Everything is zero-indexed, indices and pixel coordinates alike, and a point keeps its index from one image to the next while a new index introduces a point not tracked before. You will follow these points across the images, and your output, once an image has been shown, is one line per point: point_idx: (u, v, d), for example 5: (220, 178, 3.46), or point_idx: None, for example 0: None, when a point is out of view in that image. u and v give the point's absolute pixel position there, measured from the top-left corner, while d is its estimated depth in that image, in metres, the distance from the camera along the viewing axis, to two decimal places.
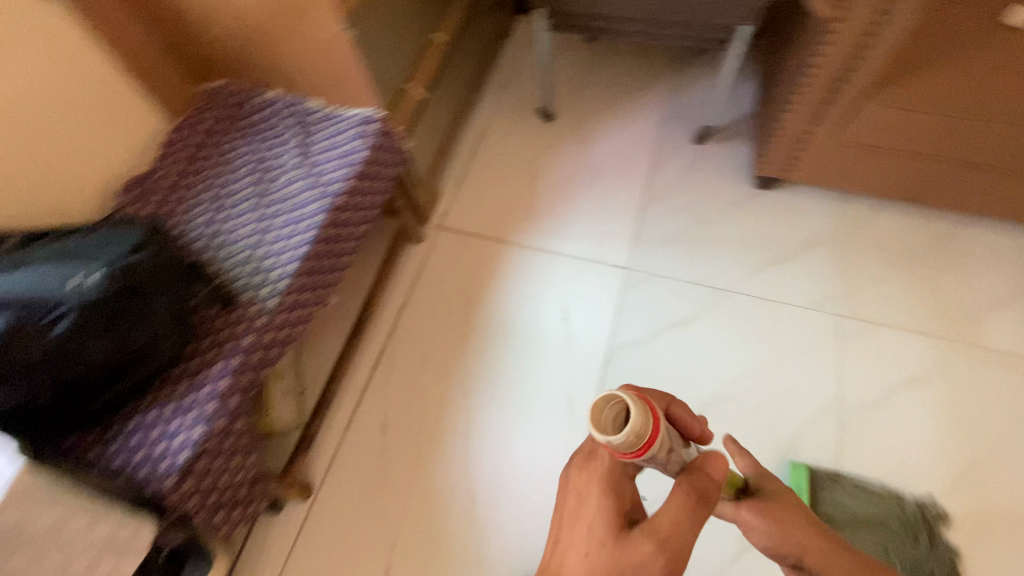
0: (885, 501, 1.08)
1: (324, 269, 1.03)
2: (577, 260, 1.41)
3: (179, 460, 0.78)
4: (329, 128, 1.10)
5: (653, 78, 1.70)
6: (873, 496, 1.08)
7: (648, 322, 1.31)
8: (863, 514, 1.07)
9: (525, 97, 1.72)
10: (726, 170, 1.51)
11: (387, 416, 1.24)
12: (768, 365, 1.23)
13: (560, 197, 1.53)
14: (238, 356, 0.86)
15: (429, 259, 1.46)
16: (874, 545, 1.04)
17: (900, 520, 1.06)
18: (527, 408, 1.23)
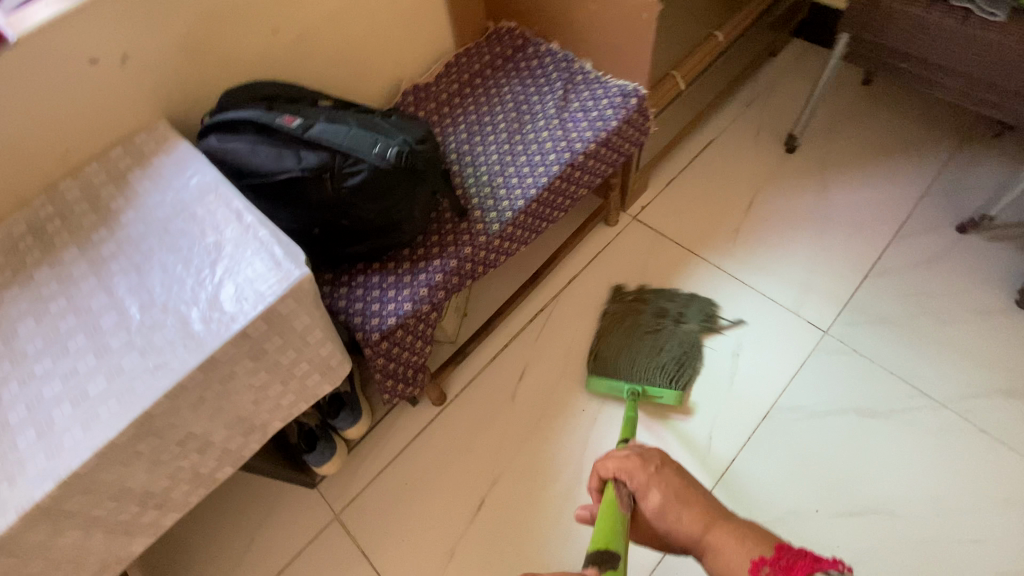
0: (647, 349, 1.26)
1: (542, 216, 1.08)
2: (767, 300, 1.31)
3: (384, 324, 0.89)
4: (591, 91, 1.15)
5: (924, 148, 1.50)
6: (626, 331, 1.30)
7: (827, 394, 1.17)
8: (623, 336, 1.29)
9: (771, 122, 1.61)
10: (982, 273, 1.29)
11: (527, 368, 1.30)
12: (955, 500, 1.05)
13: (771, 233, 1.42)
14: (454, 261, 0.95)
15: (614, 244, 1.46)
16: (690, 338, 1.27)
17: (692, 307, 1.32)
18: (662, 422, 1.19)
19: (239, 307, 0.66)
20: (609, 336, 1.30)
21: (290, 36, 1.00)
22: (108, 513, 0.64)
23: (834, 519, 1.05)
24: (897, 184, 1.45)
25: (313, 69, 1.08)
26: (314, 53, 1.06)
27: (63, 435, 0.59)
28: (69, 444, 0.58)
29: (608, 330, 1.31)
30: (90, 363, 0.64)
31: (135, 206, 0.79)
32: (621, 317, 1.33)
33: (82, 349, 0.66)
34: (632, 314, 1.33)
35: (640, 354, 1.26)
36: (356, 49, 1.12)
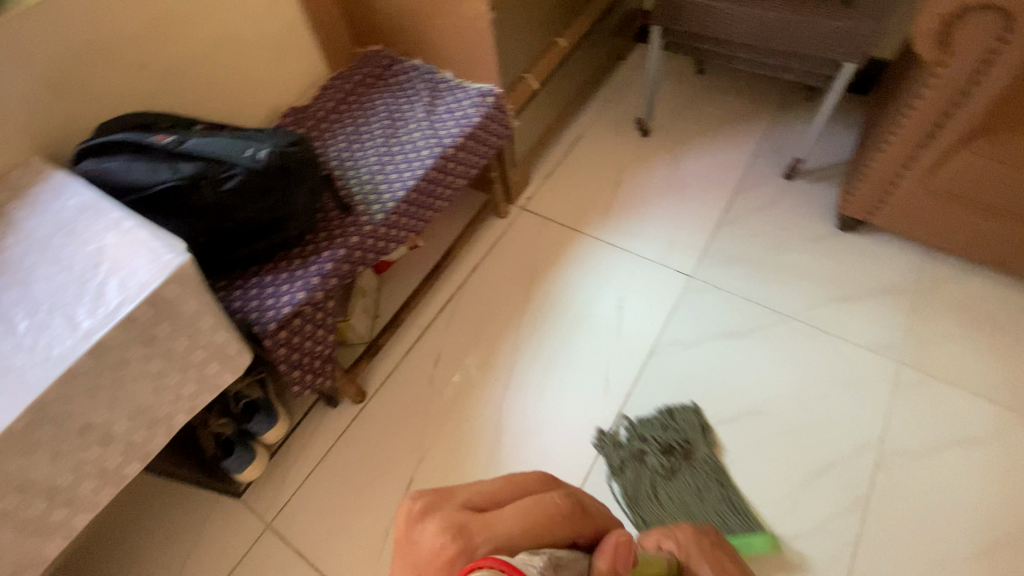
0: (648, 470, 1.17)
1: (424, 205, 1.20)
2: (642, 259, 1.49)
3: (281, 312, 0.96)
4: (454, 94, 1.30)
5: (752, 117, 1.78)
6: (648, 490, 1.15)
7: (700, 326, 1.35)
8: (680, 509, 1.12)
9: (628, 113, 1.84)
10: (809, 208, 1.54)
11: (441, 353, 1.39)
12: (810, 392, 1.23)
13: (640, 203, 1.62)
14: (343, 250, 1.05)
15: (507, 233, 1.60)
16: (685, 451, 1.18)
17: (687, 425, 1.20)
18: (566, 376, 1.32)
19: (123, 298, 0.71)
20: (642, 496, 1.14)
21: (159, 70, 1.08)
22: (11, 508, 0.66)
23: (718, 428, 1.20)
24: (735, 149, 1.71)
25: (189, 100, 1.16)
26: (186, 85, 1.14)
27: None
28: None
29: (630, 494, 1.14)
30: None
31: (15, 232, 0.83)
32: (621, 471, 1.17)
33: None
34: (627, 457, 1.18)
35: (675, 500, 1.13)
36: (229, 80, 1.21)
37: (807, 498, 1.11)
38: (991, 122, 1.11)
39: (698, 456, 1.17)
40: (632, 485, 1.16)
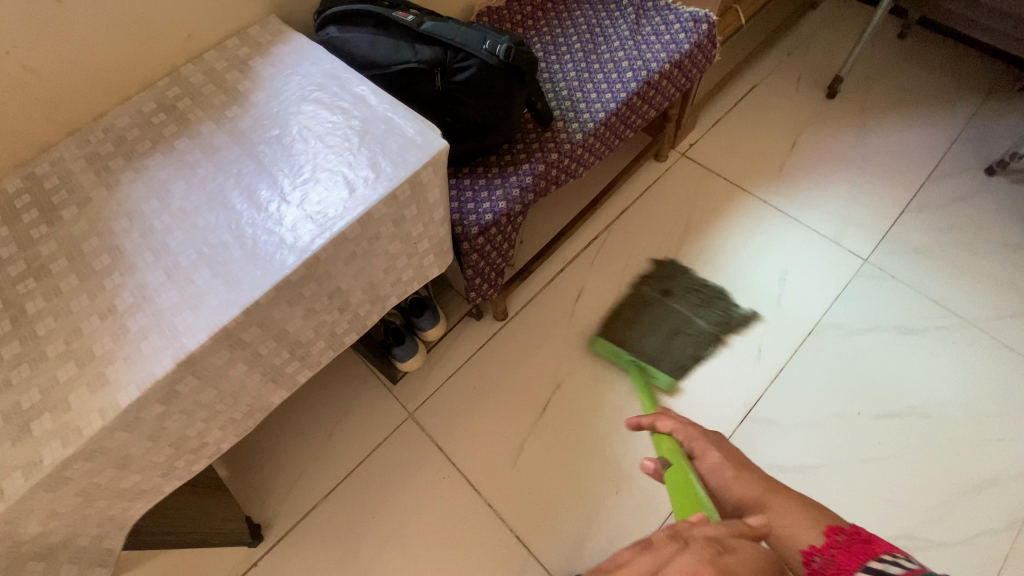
0: None
1: (616, 133, 1.14)
2: (811, 232, 1.39)
3: (483, 218, 0.95)
4: (663, 16, 1.19)
5: (956, 97, 1.58)
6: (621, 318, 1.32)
7: (868, 315, 1.27)
8: (615, 317, 1.33)
9: (811, 71, 1.67)
10: (1009, 210, 1.39)
11: (584, 289, 1.37)
12: (983, 406, 1.15)
13: (814, 172, 1.50)
14: (543, 165, 1.01)
15: (663, 178, 1.52)
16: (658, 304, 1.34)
17: (664, 275, 1.37)
18: (714, 337, 1.27)
19: (384, 180, 0.70)
20: (622, 324, 1.31)
21: None
22: (268, 353, 0.70)
23: (875, 420, 1.15)
24: (932, 129, 1.53)
25: None
26: None
27: (237, 276, 0.65)
28: (248, 281, 0.64)
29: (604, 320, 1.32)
30: (251, 217, 0.70)
31: (264, 87, 0.84)
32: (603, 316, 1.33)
33: (240, 206, 0.71)
34: (613, 315, 1.33)
35: (634, 329, 1.31)
36: None
37: (962, 509, 1.06)
38: None
39: (850, 443, 1.13)
40: (774, 458, 1.12)
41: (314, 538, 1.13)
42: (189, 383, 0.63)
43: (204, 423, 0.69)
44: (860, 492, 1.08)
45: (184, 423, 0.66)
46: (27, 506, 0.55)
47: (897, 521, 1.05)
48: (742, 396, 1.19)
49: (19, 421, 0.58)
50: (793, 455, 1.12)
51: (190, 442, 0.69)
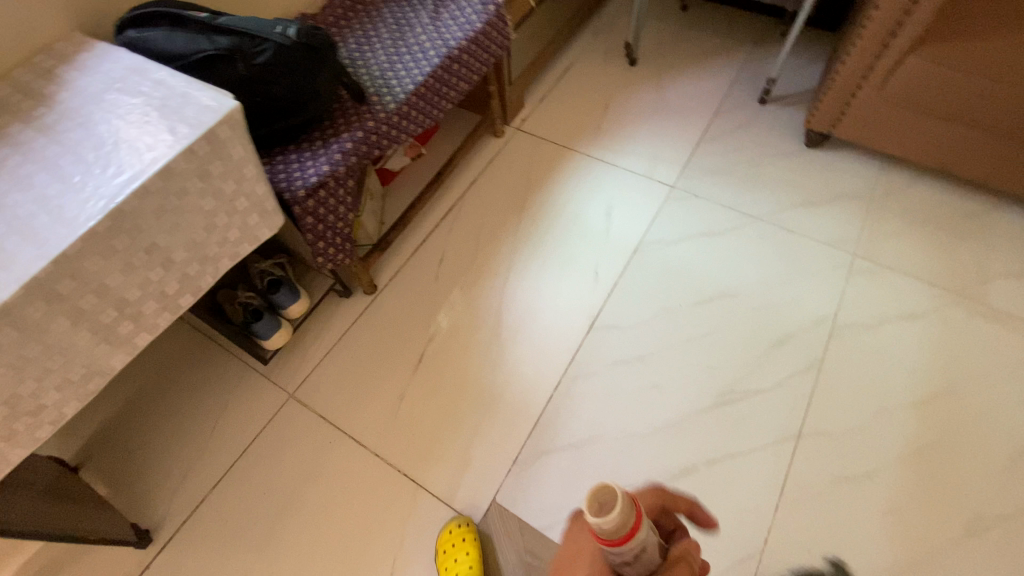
0: None
1: (431, 103, 1.30)
2: (629, 172, 1.62)
3: (307, 181, 1.06)
4: (458, 4, 1.39)
5: (730, 50, 1.90)
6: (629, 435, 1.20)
7: (681, 229, 1.49)
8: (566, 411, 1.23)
9: (615, 46, 1.95)
10: (779, 129, 1.68)
11: (444, 255, 1.51)
12: (776, 280, 1.39)
13: (627, 125, 1.74)
14: (361, 132, 1.15)
15: (502, 151, 1.71)
16: (518, 358, 1.31)
17: (590, 391, 1.25)
18: (559, 270, 1.44)
19: (180, 139, 0.80)
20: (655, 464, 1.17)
21: None
22: (93, 309, 0.77)
23: (694, 309, 1.35)
24: (714, 78, 1.83)
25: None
26: None
27: (44, 235, 0.71)
28: (53, 237, 0.71)
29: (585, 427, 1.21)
30: (57, 188, 0.77)
31: (69, 87, 0.91)
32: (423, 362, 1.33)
33: (46, 182, 0.78)
34: (539, 426, 1.22)
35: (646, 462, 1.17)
36: None
37: (770, 362, 1.27)
38: (933, 33, 1.26)
39: (677, 332, 1.32)
40: (617, 356, 1.29)
41: (207, 528, 1.15)
42: (6, 334, 0.68)
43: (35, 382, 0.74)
44: (689, 367, 1.27)
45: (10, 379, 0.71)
46: None
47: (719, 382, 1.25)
48: (587, 312, 1.36)
49: None
50: (632, 350, 1.30)
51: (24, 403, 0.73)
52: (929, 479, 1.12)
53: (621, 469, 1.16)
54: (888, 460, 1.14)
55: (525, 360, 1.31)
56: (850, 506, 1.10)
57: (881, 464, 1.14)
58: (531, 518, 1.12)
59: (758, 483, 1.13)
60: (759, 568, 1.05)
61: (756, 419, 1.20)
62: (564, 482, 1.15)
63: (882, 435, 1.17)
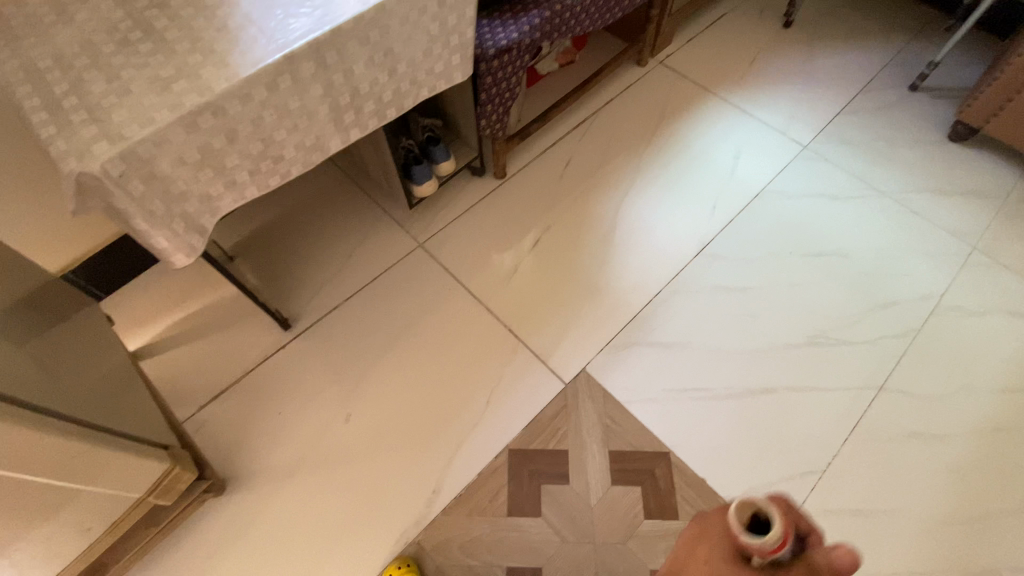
0: None
1: (605, 6, 1.38)
2: (763, 125, 1.67)
3: (497, 42, 1.16)
4: None
5: (890, 33, 1.87)
6: None
7: (804, 187, 1.54)
8: None
9: (773, 8, 1.94)
10: (924, 118, 1.67)
11: (572, 158, 1.59)
12: (889, 252, 1.43)
13: (768, 83, 1.77)
14: (547, 12, 1.23)
15: (642, 80, 1.76)
16: None
17: None
18: (679, 195, 1.52)
19: None
20: None
21: None
22: (338, 88, 0.90)
23: (802, 259, 1.42)
24: (867, 56, 1.82)
25: None
26: None
27: (322, 9, 0.85)
28: (330, 15, 0.84)
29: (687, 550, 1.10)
30: None
31: None
32: None
33: None
34: None
35: None
36: None
37: (866, 322, 1.33)
38: None
39: (782, 274, 1.39)
40: (722, 281, 1.38)
41: (334, 331, 1.32)
42: (286, 81, 0.82)
43: (285, 134, 0.88)
44: (786, 306, 1.35)
45: (274, 123, 0.85)
46: (168, 134, 0.74)
47: (791, 304, 1.35)
48: (699, 237, 1.44)
49: (160, 83, 0.77)
50: (736, 279, 1.38)
51: (272, 149, 0.88)
52: (995, 459, 1.18)
53: (708, 374, 1.26)
54: (955, 432, 1.21)
55: (632, 264, 1.40)
56: (916, 459, 1.18)
57: (949, 433, 1.21)
58: (616, 391, 1.24)
59: (832, 418, 1.22)
60: (818, 484, 1.15)
61: (840, 365, 1.28)
62: (654, 369, 1.26)
63: (958, 410, 1.23)
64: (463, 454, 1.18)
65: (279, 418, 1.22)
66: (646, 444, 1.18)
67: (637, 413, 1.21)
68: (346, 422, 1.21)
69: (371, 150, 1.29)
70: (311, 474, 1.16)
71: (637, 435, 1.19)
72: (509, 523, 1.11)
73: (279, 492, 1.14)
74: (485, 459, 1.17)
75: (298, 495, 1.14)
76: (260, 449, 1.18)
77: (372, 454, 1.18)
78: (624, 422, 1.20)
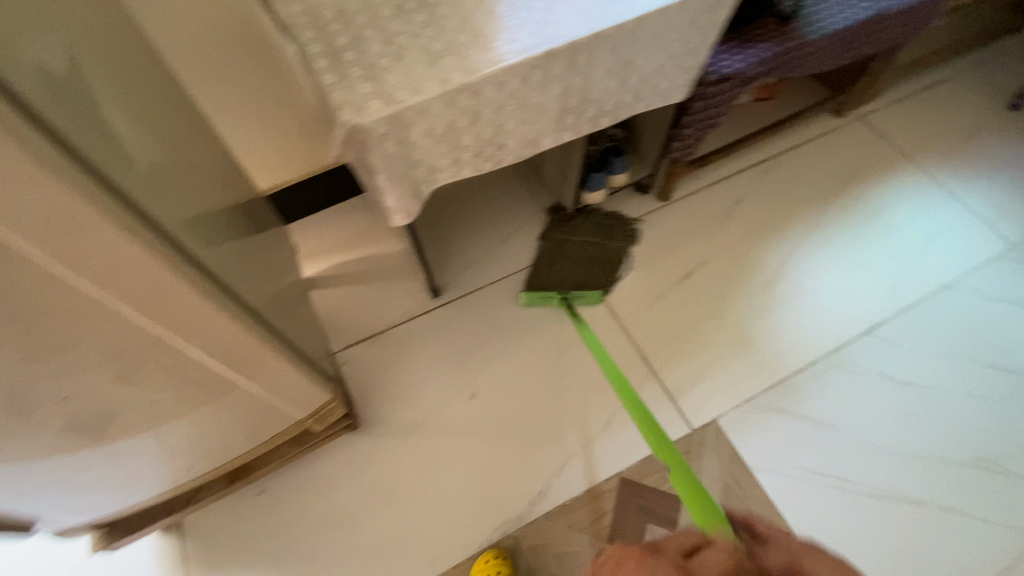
0: None
1: (836, 50, 1.28)
2: (967, 211, 1.50)
3: (721, 70, 1.13)
4: None
5: None
6: None
7: (1003, 291, 1.37)
8: None
9: (1004, 83, 1.73)
10: None
11: (743, 196, 1.51)
12: None
13: (981, 165, 1.58)
14: (778, 47, 1.17)
15: (835, 131, 1.64)
16: None
17: None
18: (854, 264, 1.41)
19: None
20: None
21: None
22: (573, 90, 0.92)
23: (984, 369, 1.27)
24: None
25: None
26: None
27: (586, 12, 0.85)
28: (592, 19, 0.85)
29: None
30: None
31: None
32: None
33: None
34: None
35: None
36: None
37: None
38: None
39: (956, 379, 1.26)
40: (885, 369, 1.26)
41: (474, 310, 1.36)
42: (537, 76, 0.85)
43: (515, 124, 0.91)
44: (955, 416, 1.22)
45: (511, 112, 0.88)
46: (431, 106, 0.78)
47: (961, 415, 1.22)
48: (868, 315, 1.33)
49: (430, 56, 0.81)
50: (902, 371, 1.26)
51: (499, 135, 0.91)
52: None
53: (849, 464, 1.17)
54: None
55: (788, 324, 1.32)
56: None
57: None
58: (744, 452, 1.18)
59: (985, 555, 1.09)
60: None
61: (1006, 499, 1.14)
62: (789, 442, 1.19)
63: None
64: (575, 466, 1.18)
65: (410, 378, 1.28)
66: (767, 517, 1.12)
67: (763, 482, 1.15)
68: (470, 399, 1.25)
69: (557, 150, 1.29)
70: (429, 439, 1.21)
71: (758, 504, 1.13)
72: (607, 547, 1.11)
73: (397, 446, 1.21)
74: (595, 477, 1.17)
75: (415, 454, 1.20)
76: (388, 401, 1.25)
77: (489, 437, 1.21)
78: (745, 486, 1.15)
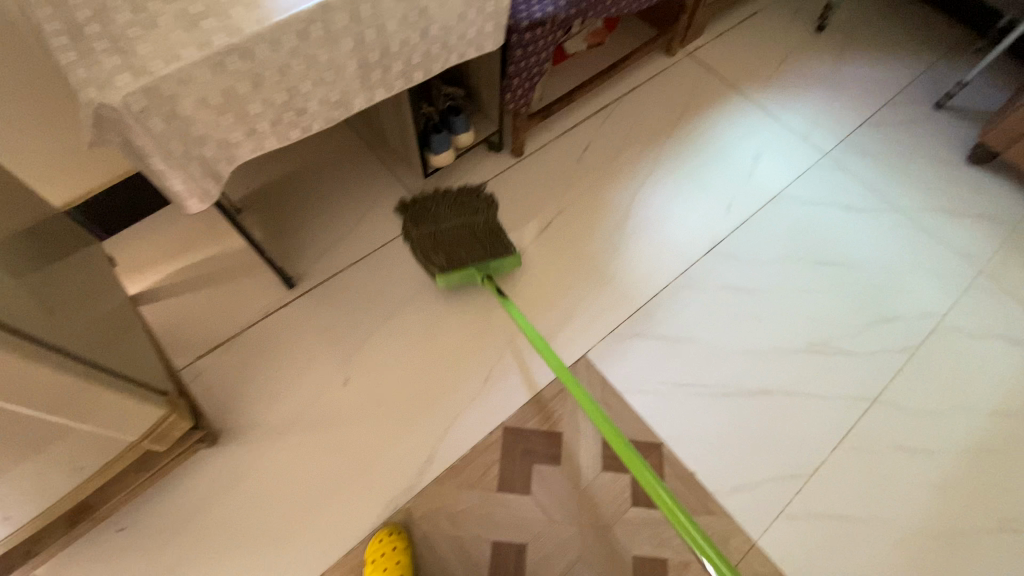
0: None
1: None
2: (785, 128, 1.65)
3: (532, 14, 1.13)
4: None
5: (923, 48, 1.84)
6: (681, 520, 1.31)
7: (819, 194, 1.54)
8: None
9: (808, 10, 1.90)
10: (946, 137, 1.66)
11: (592, 141, 1.56)
12: (895, 267, 1.44)
13: (795, 86, 1.74)
14: None
15: (669, 69, 1.73)
16: None
17: None
18: (695, 190, 1.51)
19: None
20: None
21: None
22: (368, 45, 0.88)
23: (810, 266, 1.42)
24: (897, 69, 1.80)
25: None
26: None
27: None
28: None
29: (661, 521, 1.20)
30: None
31: None
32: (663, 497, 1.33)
33: None
34: None
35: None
36: None
37: (866, 335, 1.35)
38: None
39: (788, 278, 1.40)
40: (729, 281, 1.38)
41: (337, 294, 1.31)
42: (318, 31, 0.80)
43: (311, 86, 0.86)
44: (790, 311, 1.36)
45: (300, 74, 0.83)
46: (193, 73, 0.72)
47: (794, 309, 1.36)
48: (711, 234, 1.44)
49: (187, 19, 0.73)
50: (744, 279, 1.38)
51: (296, 101, 0.86)
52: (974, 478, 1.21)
53: (707, 371, 1.27)
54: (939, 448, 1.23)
55: (642, 255, 1.40)
56: (899, 471, 1.21)
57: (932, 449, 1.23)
58: (615, 379, 1.25)
59: (823, 425, 1.24)
60: (802, 487, 1.18)
61: (837, 373, 1.30)
62: (653, 361, 1.27)
63: (943, 427, 1.26)
64: (458, 428, 1.18)
65: (277, 375, 1.21)
66: (641, 434, 1.20)
67: (634, 403, 1.23)
68: (344, 384, 1.21)
69: (391, 115, 1.26)
70: (305, 433, 1.16)
71: (632, 425, 1.20)
72: (498, 497, 1.13)
73: (271, 448, 1.14)
74: (479, 434, 1.18)
75: (292, 451, 1.15)
76: (256, 403, 1.18)
77: (368, 418, 1.18)
78: (619, 410, 1.22)
